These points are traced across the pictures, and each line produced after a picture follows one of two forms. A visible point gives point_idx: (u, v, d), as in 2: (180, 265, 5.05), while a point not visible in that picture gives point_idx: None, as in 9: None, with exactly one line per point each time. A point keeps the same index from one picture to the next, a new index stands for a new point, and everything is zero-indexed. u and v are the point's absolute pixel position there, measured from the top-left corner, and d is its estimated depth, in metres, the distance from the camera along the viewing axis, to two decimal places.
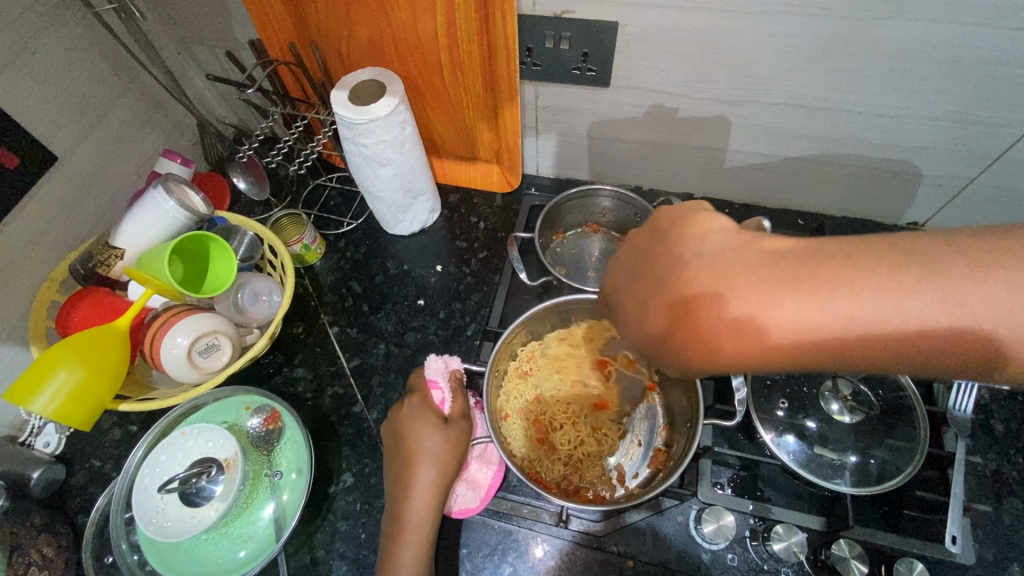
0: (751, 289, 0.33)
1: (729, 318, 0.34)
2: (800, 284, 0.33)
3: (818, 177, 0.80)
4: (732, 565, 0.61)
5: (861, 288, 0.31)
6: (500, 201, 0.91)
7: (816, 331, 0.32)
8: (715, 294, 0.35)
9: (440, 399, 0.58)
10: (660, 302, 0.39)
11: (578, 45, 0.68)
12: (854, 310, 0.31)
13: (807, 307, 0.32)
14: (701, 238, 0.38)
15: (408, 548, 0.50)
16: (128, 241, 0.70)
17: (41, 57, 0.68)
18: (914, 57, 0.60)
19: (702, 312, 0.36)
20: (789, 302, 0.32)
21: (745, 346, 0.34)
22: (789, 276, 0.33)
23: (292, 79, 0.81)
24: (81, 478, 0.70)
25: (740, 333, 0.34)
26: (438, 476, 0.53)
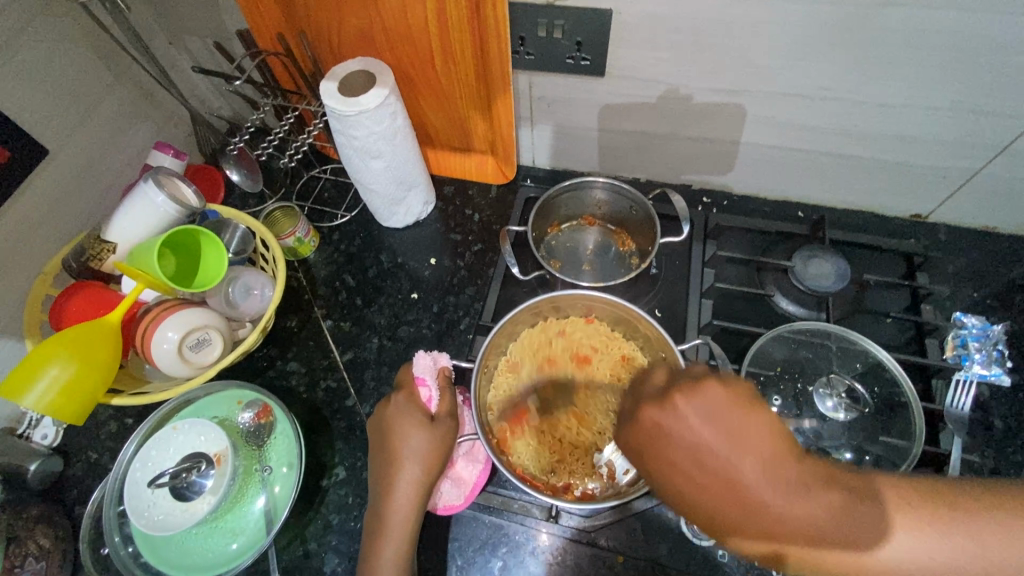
0: (777, 489, 0.41)
1: (732, 501, 0.41)
2: (831, 489, 0.40)
3: (819, 169, 0.79)
4: (722, 561, 0.61)
5: (828, 493, 0.40)
6: (495, 192, 0.90)
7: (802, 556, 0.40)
8: (734, 478, 0.42)
9: (428, 397, 0.58)
10: (632, 471, 0.46)
11: (571, 34, 0.67)
12: (851, 533, 0.39)
13: (816, 516, 0.39)
14: (734, 417, 0.43)
15: (390, 546, 0.51)
16: (119, 235, 0.70)
17: (29, 49, 0.67)
18: (920, 44, 0.58)
19: (730, 492, 0.42)
20: (810, 503, 0.40)
21: (741, 517, 0.41)
22: (808, 482, 0.41)
23: (283, 70, 0.80)
24: (77, 470, 0.71)
25: (735, 533, 0.42)
26: (422, 475, 0.53)
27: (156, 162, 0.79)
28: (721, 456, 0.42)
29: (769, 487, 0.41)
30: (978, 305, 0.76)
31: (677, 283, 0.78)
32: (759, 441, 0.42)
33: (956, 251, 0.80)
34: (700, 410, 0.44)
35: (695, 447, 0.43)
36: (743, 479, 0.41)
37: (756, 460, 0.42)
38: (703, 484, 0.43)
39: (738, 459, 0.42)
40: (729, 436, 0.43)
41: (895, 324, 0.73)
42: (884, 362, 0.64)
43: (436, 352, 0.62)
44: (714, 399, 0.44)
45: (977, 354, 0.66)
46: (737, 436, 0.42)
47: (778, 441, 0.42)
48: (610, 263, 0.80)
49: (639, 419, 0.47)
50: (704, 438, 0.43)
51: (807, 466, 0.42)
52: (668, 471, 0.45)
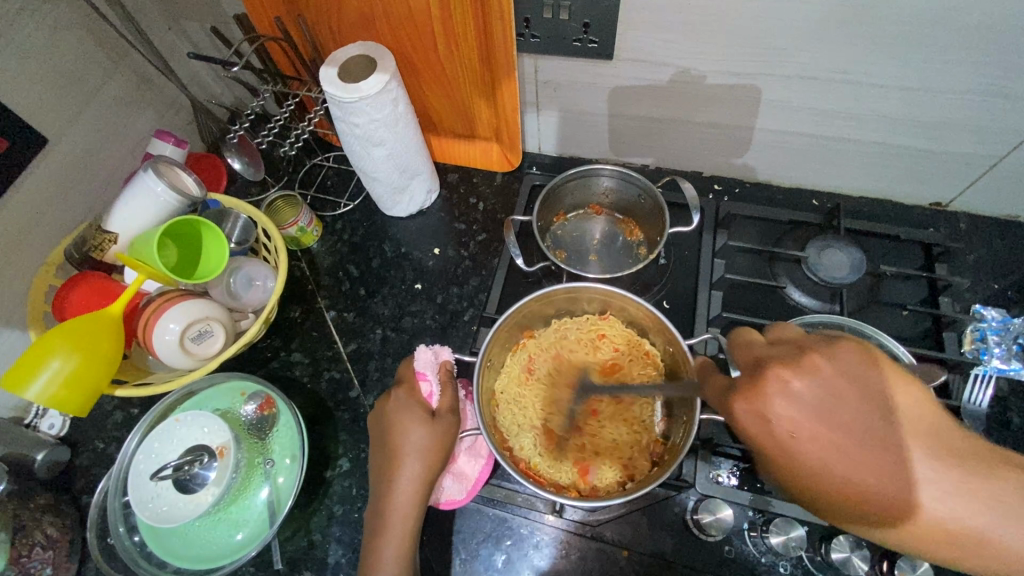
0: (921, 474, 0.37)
1: (845, 480, 0.37)
2: (965, 466, 0.37)
3: (835, 155, 0.76)
4: (729, 558, 0.60)
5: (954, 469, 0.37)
6: (500, 180, 0.89)
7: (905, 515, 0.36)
8: (850, 466, 0.37)
9: (429, 391, 0.57)
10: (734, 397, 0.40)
11: (579, 15, 0.64)
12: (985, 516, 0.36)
13: (952, 503, 0.36)
14: (873, 387, 0.38)
15: (391, 542, 0.51)
16: (120, 226, 0.69)
17: (26, 35, 0.65)
18: (948, 23, 0.55)
19: (867, 457, 0.37)
20: (946, 489, 0.36)
21: (868, 491, 0.37)
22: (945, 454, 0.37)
23: (283, 55, 0.78)
24: (84, 459, 0.72)
25: (863, 505, 0.37)
26: (423, 470, 0.53)
27: (156, 150, 0.77)
28: (856, 442, 0.37)
29: (893, 475, 0.37)
30: (998, 297, 0.73)
31: (686, 273, 0.76)
32: (899, 422, 0.38)
33: (977, 240, 0.77)
34: (830, 392, 0.38)
35: (832, 446, 0.37)
36: (890, 460, 0.37)
37: (898, 438, 0.37)
38: (822, 442, 0.37)
39: (871, 445, 0.37)
40: (866, 420, 0.37)
41: (911, 317, 0.71)
42: (900, 356, 0.62)
43: (438, 345, 0.61)
44: (827, 367, 0.39)
45: (995, 349, 0.64)
46: (877, 406, 0.38)
47: (914, 408, 0.38)
48: (618, 253, 0.79)
49: (758, 381, 0.39)
50: (825, 431, 0.37)
51: (948, 437, 0.38)
52: (799, 442, 0.37)
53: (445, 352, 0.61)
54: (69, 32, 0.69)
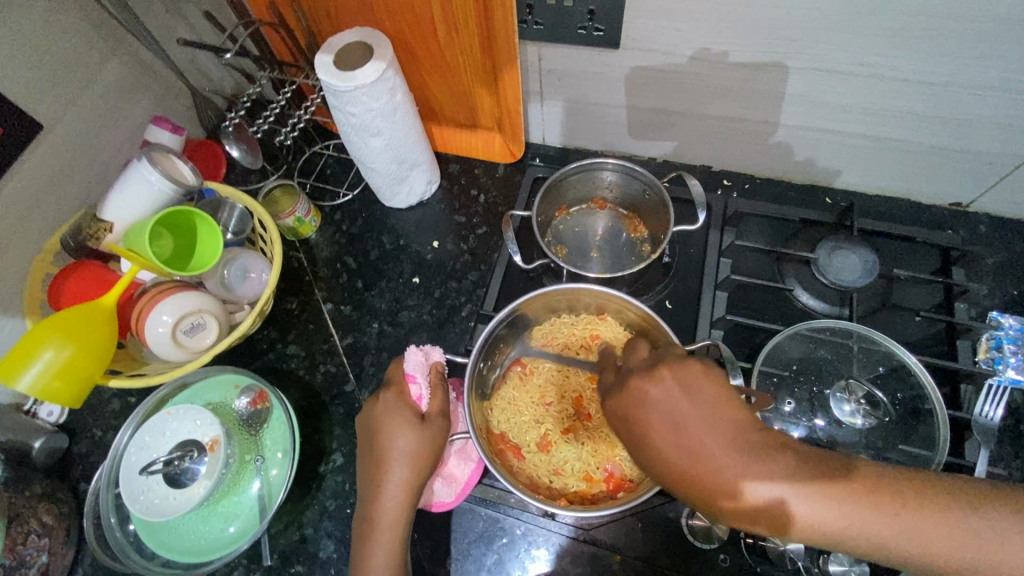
0: (749, 457, 0.41)
1: (690, 468, 0.42)
2: (777, 459, 0.41)
3: (851, 151, 0.73)
4: (723, 565, 0.59)
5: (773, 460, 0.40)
6: (502, 171, 0.86)
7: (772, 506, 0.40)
8: (717, 459, 0.41)
9: (418, 394, 0.56)
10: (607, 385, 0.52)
11: (584, 2, 0.61)
12: (800, 492, 0.39)
13: (768, 485, 0.40)
14: (703, 395, 0.44)
15: (380, 547, 0.51)
16: (114, 215, 0.68)
17: (19, 18, 0.64)
18: (978, 15, 0.52)
19: (699, 451, 0.42)
20: (760, 470, 0.40)
21: (696, 481, 0.42)
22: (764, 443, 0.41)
23: (280, 40, 0.76)
24: (83, 447, 0.72)
25: (718, 500, 0.41)
26: (411, 474, 0.52)
27: (153, 137, 0.76)
28: (696, 443, 0.42)
29: (733, 470, 0.41)
30: (1017, 303, 0.70)
31: (691, 272, 0.74)
32: (722, 417, 0.43)
33: (998, 243, 0.74)
34: (672, 393, 0.45)
35: (675, 442, 0.43)
36: (729, 457, 0.41)
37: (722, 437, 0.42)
38: (662, 433, 0.44)
39: (704, 434, 0.42)
40: (703, 421, 0.43)
41: (924, 322, 0.68)
42: (911, 366, 0.59)
43: (427, 348, 0.60)
44: (681, 376, 0.45)
45: (1012, 358, 0.61)
46: (713, 412, 0.43)
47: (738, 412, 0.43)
48: (620, 250, 0.76)
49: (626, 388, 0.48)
50: (683, 437, 0.42)
51: (766, 436, 0.42)
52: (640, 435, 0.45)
53: (434, 354, 0.60)
54: (63, 16, 0.68)
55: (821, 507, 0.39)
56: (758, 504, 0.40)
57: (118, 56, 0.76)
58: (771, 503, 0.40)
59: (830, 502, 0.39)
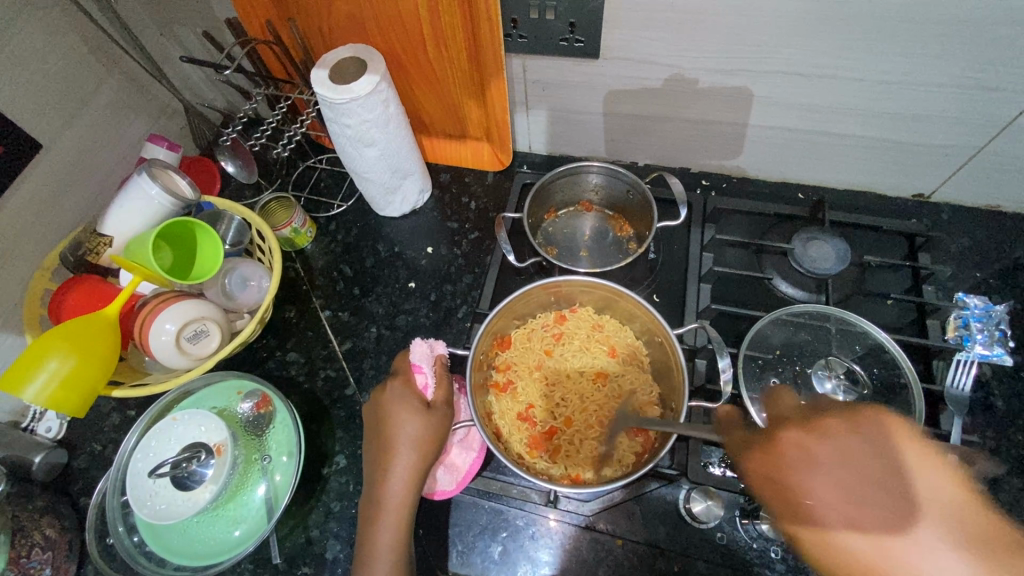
0: (899, 520, 0.35)
1: (828, 505, 0.38)
2: (868, 496, 0.37)
3: (820, 149, 0.77)
4: (721, 544, 0.62)
5: (909, 496, 0.36)
6: (491, 178, 0.90)
7: (870, 554, 0.35)
8: (806, 490, 0.40)
9: (423, 384, 0.59)
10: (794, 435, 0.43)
11: (565, 15, 0.65)
12: (933, 568, 0.33)
13: (911, 556, 0.34)
14: (805, 445, 0.41)
15: (385, 530, 0.53)
16: (116, 229, 0.70)
17: (21, 42, 0.65)
18: (921, 19, 0.57)
19: (832, 514, 0.38)
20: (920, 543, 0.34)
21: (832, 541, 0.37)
22: (934, 517, 0.35)
23: (274, 59, 0.80)
24: (82, 462, 0.72)
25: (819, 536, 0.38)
26: (416, 460, 0.55)
27: (150, 154, 0.78)
28: (846, 490, 0.38)
29: (861, 511, 0.37)
30: (981, 285, 0.75)
31: (675, 267, 0.77)
32: (830, 469, 0.39)
33: (960, 230, 0.79)
34: (807, 450, 0.41)
35: (775, 473, 0.42)
36: (861, 524, 0.36)
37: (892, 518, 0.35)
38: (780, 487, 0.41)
39: (813, 475, 0.40)
40: (838, 471, 0.39)
41: (895, 306, 0.72)
42: (884, 343, 0.64)
43: (431, 341, 0.61)
44: (872, 434, 0.39)
45: (978, 335, 0.65)
46: (849, 460, 0.39)
47: (953, 491, 0.35)
48: (608, 248, 0.80)
49: (774, 440, 0.44)
50: (788, 471, 0.41)
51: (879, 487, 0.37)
52: (763, 476, 0.43)
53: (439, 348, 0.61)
54: (64, 38, 0.70)
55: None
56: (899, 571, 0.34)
57: (114, 77, 0.77)
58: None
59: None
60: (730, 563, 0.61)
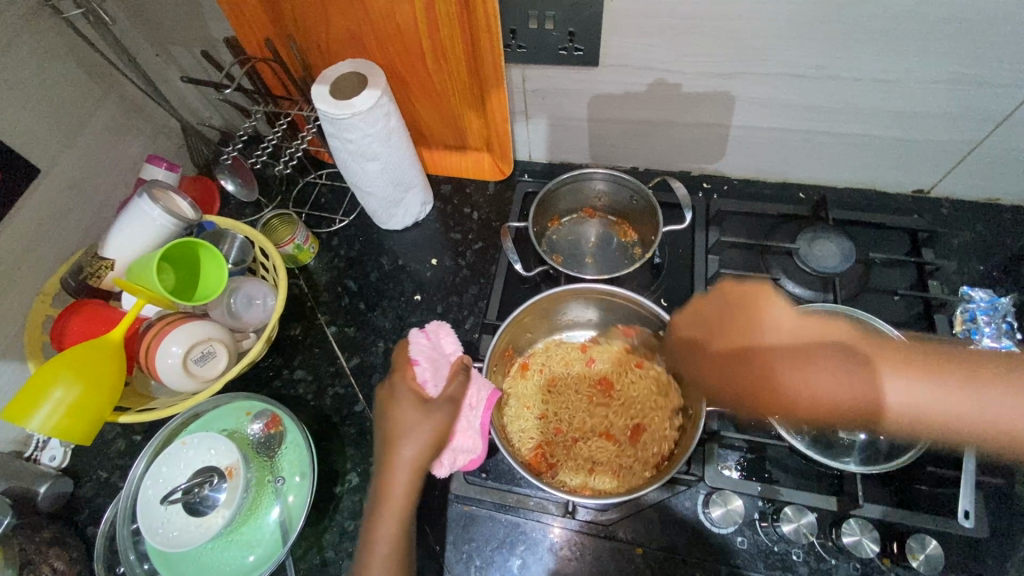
0: (771, 351, 0.58)
1: (715, 352, 0.62)
2: (794, 354, 0.56)
3: (819, 148, 0.78)
4: (741, 548, 0.61)
5: (816, 344, 0.56)
6: (493, 188, 0.90)
7: (808, 377, 0.55)
8: (729, 342, 0.61)
9: (422, 377, 0.60)
10: (707, 328, 0.63)
11: (563, 25, 0.66)
12: (890, 377, 0.51)
13: (849, 380, 0.53)
14: (709, 326, 0.63)
15: (386, 520, 0.55)
16: (117, 252, 0.69)
17: (17, 68, 0.65)
18: (918, 18, 0.58)
19: (723, 368, 0.61)
20: (790, 364, 0.56)
21: (758, 389, 0.58)
22: (802, 349, 0.56)
23: (274, 77, 0.80)
24: (88, 490, 0.71)
25: (739, 372, 0.59)
26: (454, 419, 0.59)
27: (150, 176, 0.77)
28: (717, 341, 0.62)
29: (765, 345, 0.59)
30: (985, 278, 0.75)
31: (680, 270, 0.77)
32: (738, 325, 0.61)
33: (961, 224, 0.79)
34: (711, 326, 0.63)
35: (699, 338, 0.63)
36: (753, 337, 0.60)
37: (765, 336, 0.59)
38: (719, 349, 0.62)
39: (720, 332, 0.62)
40: (720, 334, 0.62)
41: (902, 301, 0.73)
42: None
43: (433, 329, 0.64)
44: (720, 311, 0.63)
45: (987, 328, 0.66)
46: (720, 332, 0.62)
47: (778, 324, 0.59)
48: (614, 254, 0.80)
49: (699, 335, 0.64)
50: (705, 338, 0.63)
51: (801, 339, 0.57)
52: (701, 343, 0.64)
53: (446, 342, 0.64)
54: (60, 63, 0.69)
55: (809, 361, 0.56)
56: (750, 388, 0.58)
57: (111, 98, 0.77)
58: (770, 350, 0.58)
59: (924, 383, 0.50)
60: (752, 566, 0.60)
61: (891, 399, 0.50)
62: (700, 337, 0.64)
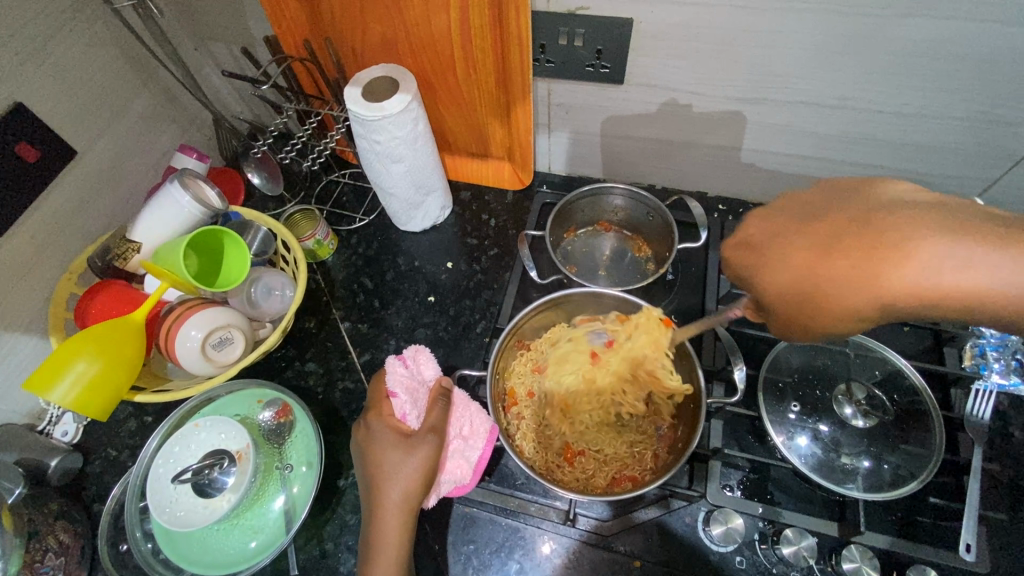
0: (902, 255, 0.39)
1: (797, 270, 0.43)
2: (898, 249, 0.39)
3: (836, 177, 0.79)
4: (740, 568, 0.61)
5: (960, 256, 0.38)
6: (511, 197, 0.91)
7: (939, 273, 0.39)
8: (849, 264, 0.40)
9: (402, 411, 0.62)
10: (810, 234, 0.43)
11: (591, 42, 0.68)
12: (1006, 269, 0.38)
13: (984, 274, 0.38)
14: (803, 245, 0.43)
15: (385, 559, 0.55)
16: (144, 236, 0.71)
17: (63, 51, 0.67)
18: (938, 56, 0.60)
19: (842, 285, 0.41)
20: (928, 266, 0.38)
21: (804, 301, 0.43)
22: (948, 247, 0.38)
23: (308, 77, 0.83)
24: (97, 467, 0.72)
25: (830, 300, 0.42)
26: (441, 447, 0.61)
27: (180, 164, 0.79)
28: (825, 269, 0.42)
29: (898, 251, 0.39)
30: None
31: (693, 288, 0.78)
32: (877, 242, 0.40)
33: None
34: (807, 244, 0.43)
35: (793, 255, 0.43)
36: (896, 247, 0.39)
37: (904, 229, 0.40)
38: (797, 246, 0.44)
39: (844, 257, 0.41)
40: (822, 251, 0.42)
41: (912, 332, 0.73)
42: (903, 369, 0.65)
43: (412, 356, 0.67)
44: (835, 229, 0.42)
45: (995, 364, 0.65)
46: (843, 249, 0.41)
47: (935, 235, 0.39)
48: (626, 269, 0.81)
49: (795, 251, 0.43)
50: (798, 258, 0.43)
51: (948, 249, 0.38)
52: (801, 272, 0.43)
53: (424, 369, 0.67)
54: (104, 49, 0.72)
55: (954, 252, 0.38)
56: (914, 286, 0.39)
57: (149, 87, 0.79)
58: (900, 220, 0.40)
59: None
60: None
61: (992, 291, 0.39)
62: (791, 252, 0.44)
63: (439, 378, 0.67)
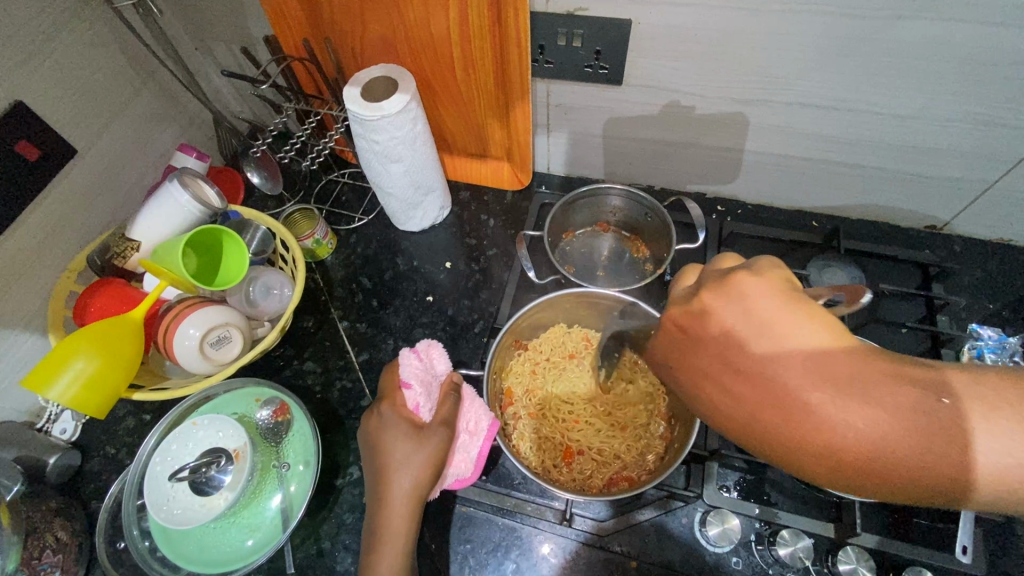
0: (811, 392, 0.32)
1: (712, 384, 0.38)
2: (813, 394, 0.33)
3: (834, 179, 0.79)
4: (736, 569, 0.61)
5: (902, 406, 0.31)
6: (510, 197, 0.92)
7: (847, 426, 0.31)
8: (775, 402, 0.34)
9: (416, 402, 0.61)
10: (712, 345, 0.38)
11: (590, 43, 0.68)
12: (981, 434, 0.29)
13: (882, 428, 0.31)
14: (717, 363, 0.37)
15: (387, 554, 0.56)
16: (143, 234, 0.71)
17: (63, 51, 0.67)
18: (936, 58, 0.60)
19: (758, 426, 0.35)
20: (829, 409, 0.32)
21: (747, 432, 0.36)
22: (880, 389, 0.31)
23: (308, 76, 0.83)
24: (95, 465, 0.72)
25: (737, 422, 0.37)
26: (450, 441, 0.60)
27: (179, 163, 0.79)
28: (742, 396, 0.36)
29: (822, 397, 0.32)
30: (994, 316, 0.76)
31: None
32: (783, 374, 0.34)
33: (972, 263, 0.80)
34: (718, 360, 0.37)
35: (711, 371, 0.38)
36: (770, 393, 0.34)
37: (773, 365, 0.34)
38: (710, 354, 0.38)
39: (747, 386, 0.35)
40: (735, 375, 0.36)
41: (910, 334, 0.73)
42: None
43: (425, 350, 0.66)
44: (753, 351, 0.36)
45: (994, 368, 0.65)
46: (764, 379, 0.35)
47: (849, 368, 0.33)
48: (624, 269, 0.81)
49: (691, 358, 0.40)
50: (717, 376, 0.37)
51: (870, 384, 0.32)
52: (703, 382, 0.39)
53: (437, 363, 0.66)
54: (104, 49, 0.72)
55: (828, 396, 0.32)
56: (801, 435, 0.33)
57: (150, 86, 0.79)
58: (797, 361, 0.34)
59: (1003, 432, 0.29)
60: None
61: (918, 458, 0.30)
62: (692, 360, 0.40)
63: (450, 372, 0.66)
